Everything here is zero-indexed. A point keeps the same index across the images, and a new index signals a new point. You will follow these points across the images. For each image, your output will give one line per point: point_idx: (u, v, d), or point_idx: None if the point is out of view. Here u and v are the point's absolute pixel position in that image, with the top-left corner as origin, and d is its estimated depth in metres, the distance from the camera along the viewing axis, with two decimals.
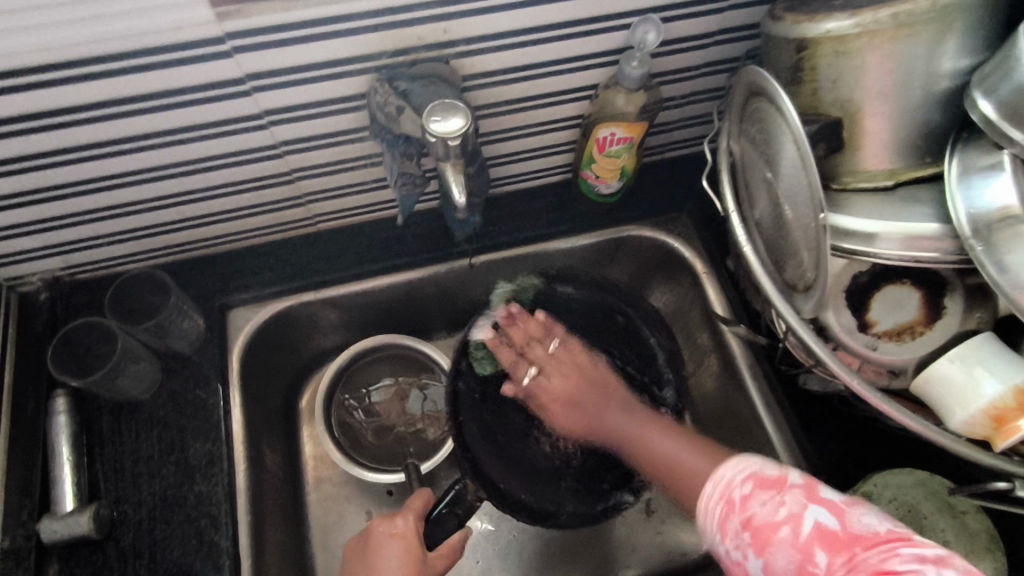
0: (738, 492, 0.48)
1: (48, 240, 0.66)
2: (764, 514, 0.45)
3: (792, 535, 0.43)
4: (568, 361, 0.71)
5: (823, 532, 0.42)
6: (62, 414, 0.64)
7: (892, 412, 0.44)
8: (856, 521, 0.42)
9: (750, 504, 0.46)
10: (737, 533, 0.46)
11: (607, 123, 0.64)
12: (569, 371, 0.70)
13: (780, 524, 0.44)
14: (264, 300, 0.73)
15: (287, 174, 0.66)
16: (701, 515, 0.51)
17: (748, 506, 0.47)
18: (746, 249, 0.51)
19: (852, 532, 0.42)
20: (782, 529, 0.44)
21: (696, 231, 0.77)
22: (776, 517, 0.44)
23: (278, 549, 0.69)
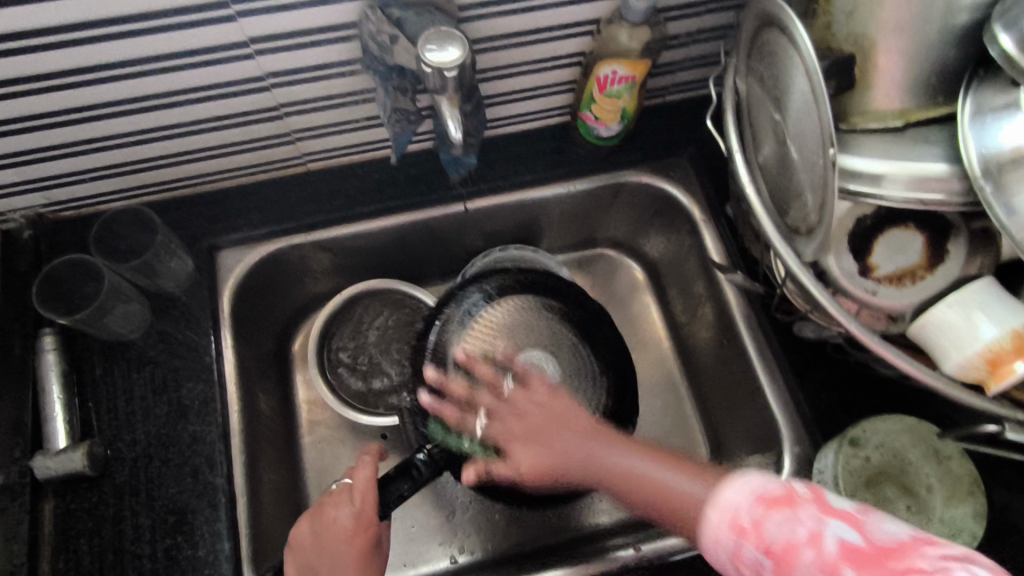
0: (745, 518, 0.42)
1: (27, 174, 0.63)
2: (782, 534, 0.40)
3: (816, 554, 0.38)
4: (546, 402, 0.58)
5: (850, 548, 0.38)
6: (51, 352, 0.63)
7: (887, 354, 0.44)
8: (876, 527, 0.39)
9: (766, 527, 0.40)
10: (756, 564, 0.41)
11: (608, 61, 0.62)
12: (549, 405, 0.58)
13: (801, 544, 0.39)
14: (254, 241, 0.71)
15: (274, 108, 0.63)
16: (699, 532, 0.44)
17: (762, 531, 0.41)
18: (749, 190, 0.50)
19: (878, 543, 0.38)
20: (804, 552, 0.39)
21: (694, 177, 0.76)
22: (796, 538, 0.39)
23: (273, 488, 0.70)
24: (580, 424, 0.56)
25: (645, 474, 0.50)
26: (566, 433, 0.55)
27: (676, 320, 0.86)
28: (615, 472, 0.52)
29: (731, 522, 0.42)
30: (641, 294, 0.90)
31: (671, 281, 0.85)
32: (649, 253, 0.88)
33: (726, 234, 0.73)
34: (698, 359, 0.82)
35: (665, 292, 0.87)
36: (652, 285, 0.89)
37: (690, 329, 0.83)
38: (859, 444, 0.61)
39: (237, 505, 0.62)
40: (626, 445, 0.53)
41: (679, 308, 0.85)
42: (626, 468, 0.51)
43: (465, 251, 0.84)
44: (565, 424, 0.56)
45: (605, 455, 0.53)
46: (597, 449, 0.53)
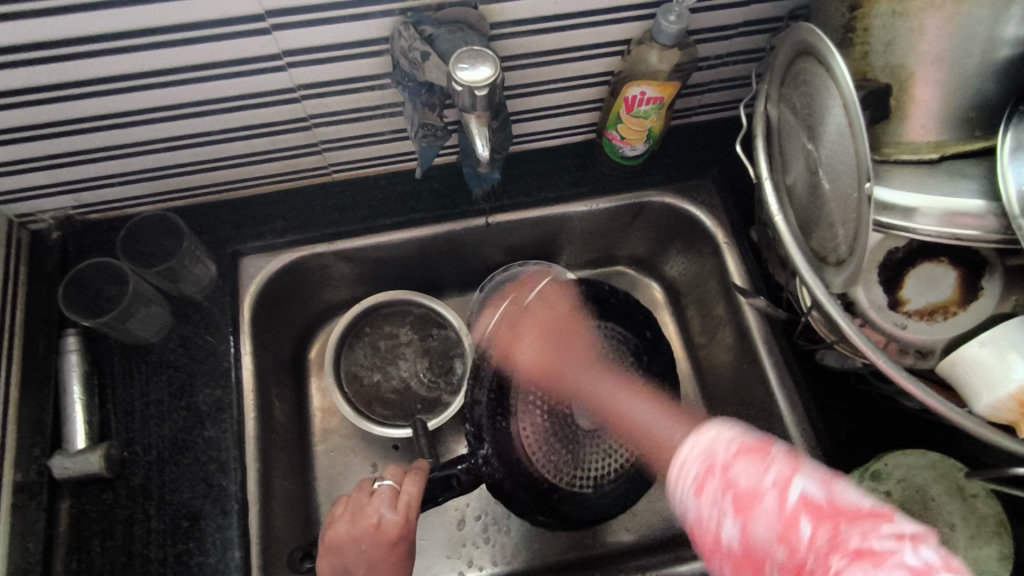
0: (722, 456, 0.49)
1: (59, 177, 0.64)
2: (749, 480, 0.46)
3: (777, 503, 0.44)
4: (599, 410, 0.68)
5: (810, 503, 0.43)
6: (73, 353, 0.63)
7: (918, 393, 0.43)
8: (843, 493, 0.43)
9: (734, 470, 0.47)
10: (716, 494, 0.47)
11: (637, 81, 0.62)
12: (602, 410, 0.69)
13: (766, 491, 0.45)
14: (276, 248, 0.72)
15: (303, 119, 0.64)
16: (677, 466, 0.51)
17: (731, 472, 0.47)
18: (778, 218, 0.49)
19: (835, 503, 0.42)
20: (766, 496, 0.44)
21: (718, 199, 0.75)
22: (762, 482, 0.45)
23: (285, 496, 0.70)
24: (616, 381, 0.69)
25: (623, 408, 0.69)
26: (589, 370, 0.69)
27: (694, 342, 0.85)
28: (640, 424, 0.69)
29: (703, 462, 0.50)
30: (659, 313, 0.89)
31: (690, 302, 0.85)
32: (668, 272, 0.87)
33: (750, 258, 0.72)
34: (715, 382, 0.81)
35: (684, 313, 0.87)
36: (671, 306, 0.89)
37: (709, 352, 0.82)
38: (880, 478, 0.60)
39: (250, 513, 0.62)
40: (650, 403, 0.69)
41: (698, 330, 0.84)
42: (610, 396, 0.69)
43: (484, 264, 0.84)
44: (567, 359, 0.68)
45: (631, 406, 0.69)
46: (621, 402, 0.69)
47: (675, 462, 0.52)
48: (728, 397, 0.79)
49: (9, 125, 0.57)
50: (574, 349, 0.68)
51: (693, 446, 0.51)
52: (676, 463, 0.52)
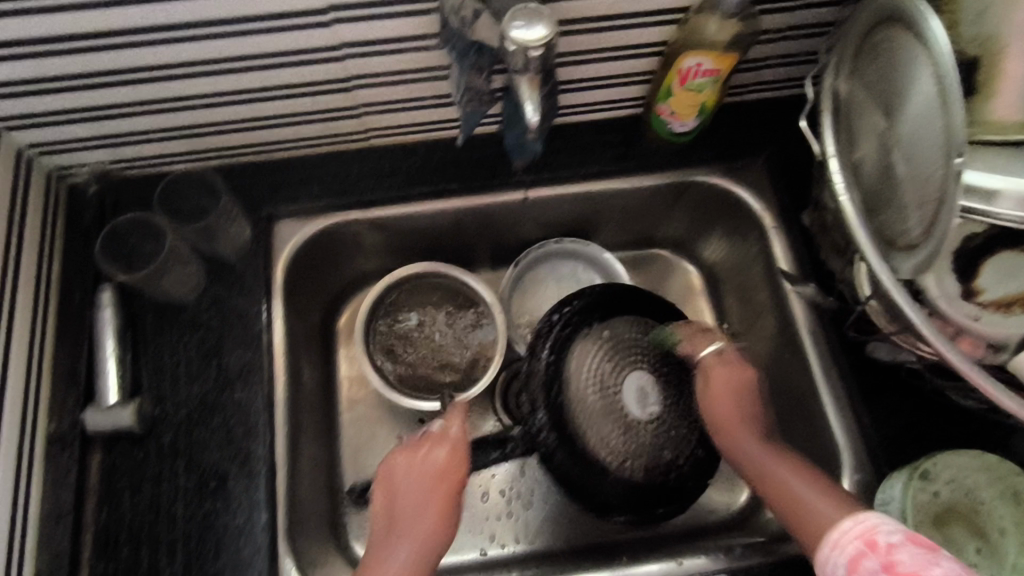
0: (884, 537, 0.46)
1: (98, 130, 0.64)
2: (912, 564, 0.43)
3: None
4: (761, 473, 0.59)
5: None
6: (107, 308, 0.63)
7: (985, 384, 0.40)
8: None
9: (897, 551, 0.45)
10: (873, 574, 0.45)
11: (694, 52, 0.59)
12: (766, 479, 0.58)
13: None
14: (311, 213, 0.71)
15: (345, 79, 0.62)
16: (829, 543, 0.49)
17: (894, 552, 0.45)
18: (844, 198, 0.46)
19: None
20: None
21: (768, 182, 0.72)
22: (924, 571, 0.43)
23: (311, 463, 0.69)
24: (781, 462, 0.58)
25: (784, 483, 0.57)
26: (754, 437, 0.61)
27: (731, 330, 0.83)
28: (804, 500, 0.54)
29: (861, 540, 0.47)
30: (696, 299, 0.87)
31: (730, 289, 0.82)
32: (708, 257, 0.84)
33: (799, 244, 0.70)
34: None
35: (722, 299, 0.84)
36: (709, 291, 0.86)
37: (747, 341, 0.80)
38: (928, 478, 0.57)
39: (277, 477, 0.61)
40: (816, 482, 0.55)
41: (736, 317, 0.82)
42: (765, 460, 0.59)
43: (519, 240, 0.82)
44: (730, 421, 0.62)
45: (793, 484, 0.56)
46: (782, 478, 0.57)
47: (831, 531, 0.50)
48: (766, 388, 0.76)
49: (50, 74, 0.56)
50: (727, 392, 0.63)
51: (845, 528, 0.49)
52: (828, 543, 0.49)
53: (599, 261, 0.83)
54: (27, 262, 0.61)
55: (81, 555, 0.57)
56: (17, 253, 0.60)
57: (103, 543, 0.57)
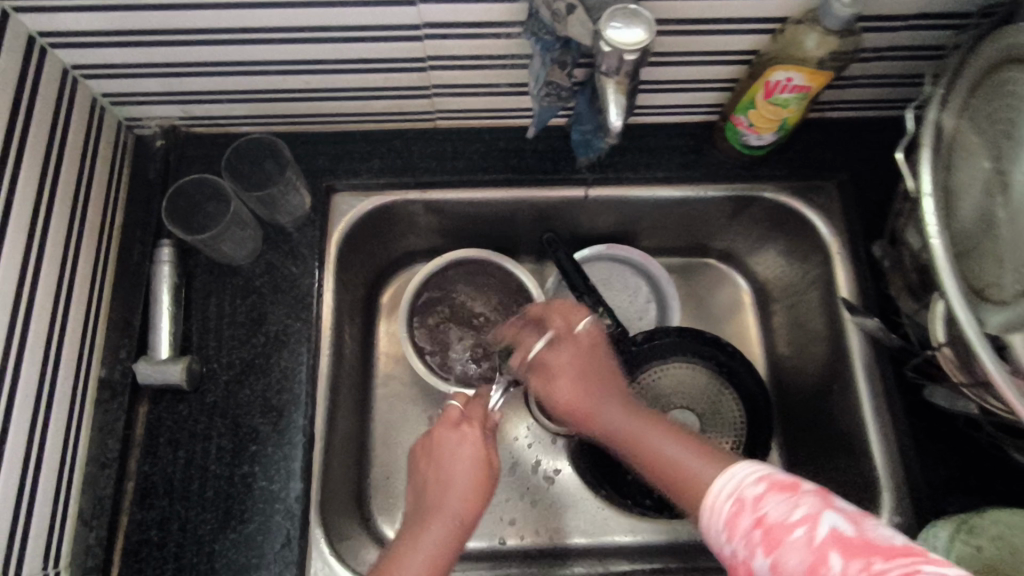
0: (750, 492, 0.44)
1: (172, 86, 0.64)
2: (776, 514, 0.41)
3: (806, 535, 0.39)
4: (642, 424, 0.57)
5: (841, 537, 0.38)
6: (166, 264, 0.64)
7: None
8: (874, 529, 0.39)
9: (762, 504, 0.42)
10: (745, 531, 0.42)
11: (785, 65, 0.56)
12: (648, 429, 0.57)
13: (792, 526, 0.40)
14: (369, 189, 0.70)
15: (421, 59, 0.61)
16: (705, 513, 0.46)
17: (761, 505, 0.43)
18: (935, 239, 0.44)
19: (868, 538, 0.38)
20: (794, 530, 0.40)
21: (839, 205, 0.70)
22: (789, 518, 0.40)
23: (345, 436, 0.70)
24: (662, 425, 0.57)
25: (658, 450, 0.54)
26: (618, 401, 0.61)
27: (777, 350, 0.81)
28: (670, 459, 0.53)
29: (731, 496, 0.45)
30: (743, 313, 0.85)
31: (780, 309, 0.80)
32: (759, 273, 0.83)
33: (864, 275, 0.67)
34: (793, 396, 0.78)
35: (771, 317, 0.82)
36: (758, 307, 0.84)
37: (793, 365, 0.78)
38: (974, 532, 0.56)
39: (313, 449, 0.62)
40: (684, 440, 0.54)
41: (783, 338, 0.80)
42: (624, 425, 0.58)
43: (573, 236, 0.81)
44: (585, 391, 0.62)
45: (661, 448, 0.54)
46: (654, 442, 0.55)
47: (706, 497, 0.47)
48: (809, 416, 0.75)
49: (134, 27, 0.56)
50: (584, 350, 0.65)
51: (723, 485, 0.46)
52: (705, 505, 0.46)
53: (643, 267, 0.82)
54: (94, 211, 0.62)
55: (122, 502, 0.59)
56: (86, 203, 0.61)
57: (143, 492, 0.59)
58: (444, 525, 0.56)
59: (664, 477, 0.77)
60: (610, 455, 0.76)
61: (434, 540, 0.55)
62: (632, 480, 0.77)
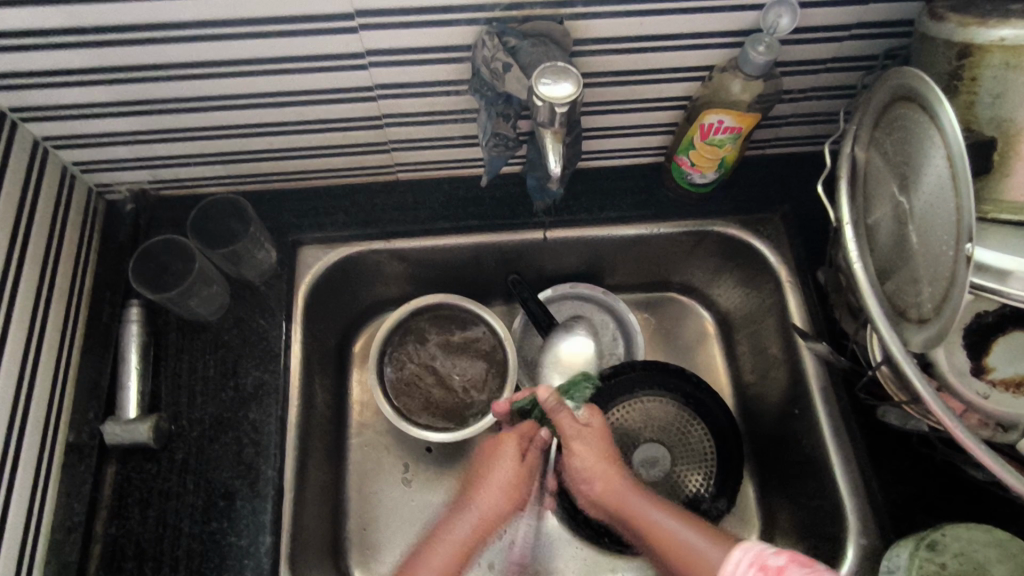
0: None
1: (140, 153, 0.67)
2: None
3: None
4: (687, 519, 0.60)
5: None
6: (134, 323, 0.66)
7: (976, 450, 0.40)
8: None
9: None
10: None
11: (716, 109, 0.60)
12: (686, 523, 0.59)
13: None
14: (335, 241, 0.73)
15: (377, 118, 0.64)
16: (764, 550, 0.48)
17: None
18: (857, 266, 0.47)
19: None
20: None
21: (786, 236, 0.73)
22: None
23: (318, 486, 0.70)
24: (692, 520, 0.60)
25: (664, 527, 0.60)
26: (646, 497, 0.63)
27: (743, 378, 0.83)
28: (678, 545, 0.58)
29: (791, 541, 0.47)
30: (708, 344, 0.87)
31: (743, 337, 0.83)
32: (721, 304, 0.85)
33: (813, 301, 0.70)
34: (761, 422, 0.80)
35: (734, 346, 0.85)
36: (721, 337, 0.87)
37: (758, 391, 0.80)
38: (935, 548, 0.57)
39: (283, 501, 0.62)
40: (694, 528, 0.59)
41: (748, 366, 0.82)
42: (661, 521, 0.61)
43: (537, 277, 0.84)
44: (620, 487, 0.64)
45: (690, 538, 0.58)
46: (679, 536, 0.58)
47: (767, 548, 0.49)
48: (777, 442, 0.76)
49: (99, 100, 0.59)
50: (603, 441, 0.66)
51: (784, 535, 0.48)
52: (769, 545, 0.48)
53: (609, 304, 0.84)
54: (63, 275, 0.64)
55: (89, 566, 0.58)
56: (55, 267, 0.63)
57: (111, 555, 0.59)
58: (464, 529, 0.65)
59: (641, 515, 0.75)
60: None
61: (445, 549, 0.63)
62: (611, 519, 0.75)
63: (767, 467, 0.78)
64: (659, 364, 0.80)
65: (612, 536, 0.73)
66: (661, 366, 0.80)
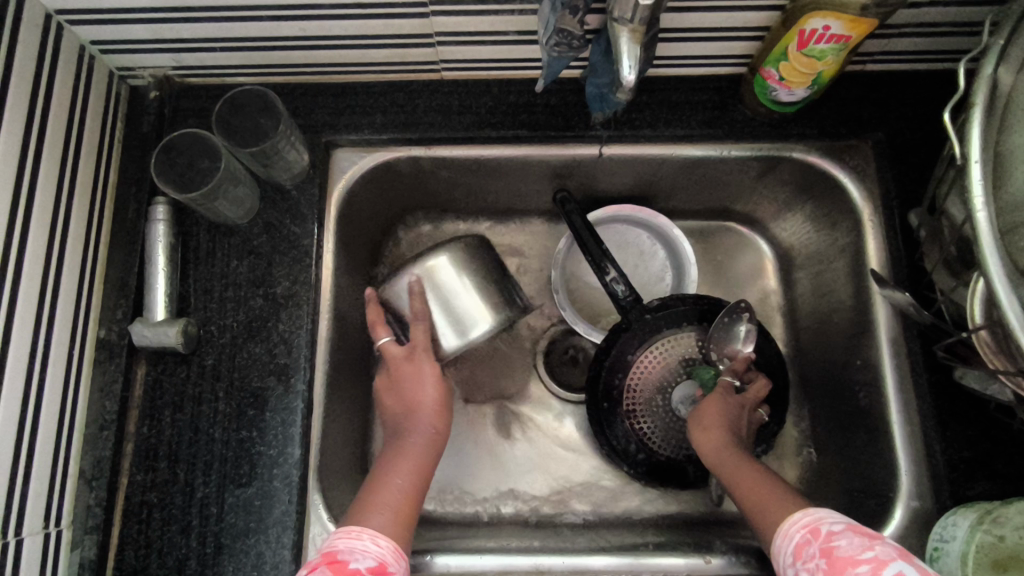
0: (827, 527, 0.47)
1: (162, 33, 0.60)
2: (846, 549, 0.44)
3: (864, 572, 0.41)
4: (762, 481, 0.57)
5: None
6: (161, 223, 0.62)
7: None
8: None
9: (835, 538, 0.45)
10: (812, 559, 0.46)
11: (824, 12, 0.50)
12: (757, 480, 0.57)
13: (858, 562, 0.42)
14: (371, 144, 0.67)
15: (423, 5, 0.56)
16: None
17: (833, 539, 0.46)
18: (981, 214, 0.39)
19: None
20: (858, 564, 0.42)
21: (876, 168, 0.65)
22: (859, 555, 0.43)
23: (348, 398, 0.69)
24: (763, 476, 0.57)
25: (762, 497, 0.55)
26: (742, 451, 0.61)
27: (798, 319, 0.78)
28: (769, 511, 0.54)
29: (806, 528, 0.48)
30: (764, 280, 0.81)
31: (804, 276, 0.76)
32: (784, 239, 0.78)
33: (898, 245, 0.62)
34: (813, 367, 0.75)
35: (793, 284, 0.78)
36: (780, 274, 0.80)
37: (814, 335, 0.75)
38: (999, 522, 0.52)
39: (311, 414, 0.61)
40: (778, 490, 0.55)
41: (805, 307, 0.76)
42: (742, 468, 0.59)
43: (586, 196, 0.77)
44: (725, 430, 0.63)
45: (760, 494, 0.55)
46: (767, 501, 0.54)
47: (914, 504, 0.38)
48: (829, 390, 0.72)
49: None
50: (723, 424, 0.64)
51: (803, 519, 0.50)
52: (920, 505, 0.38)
53: (662, 231, 0.78)
54: (86, 166, 0.60)
55: (122, 462, 0.59)
56: (76, 156, 0.59)
57: (144, 452, 0.59)
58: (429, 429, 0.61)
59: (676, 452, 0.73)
60: (617, 427, 0.73)
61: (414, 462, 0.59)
62: (645, 452, 0.73)
63: (814, 414, 0.74)
64: (708, 298, 0.74)
65: (644, 468, 0.73)
66: (710, 301, 0.73)
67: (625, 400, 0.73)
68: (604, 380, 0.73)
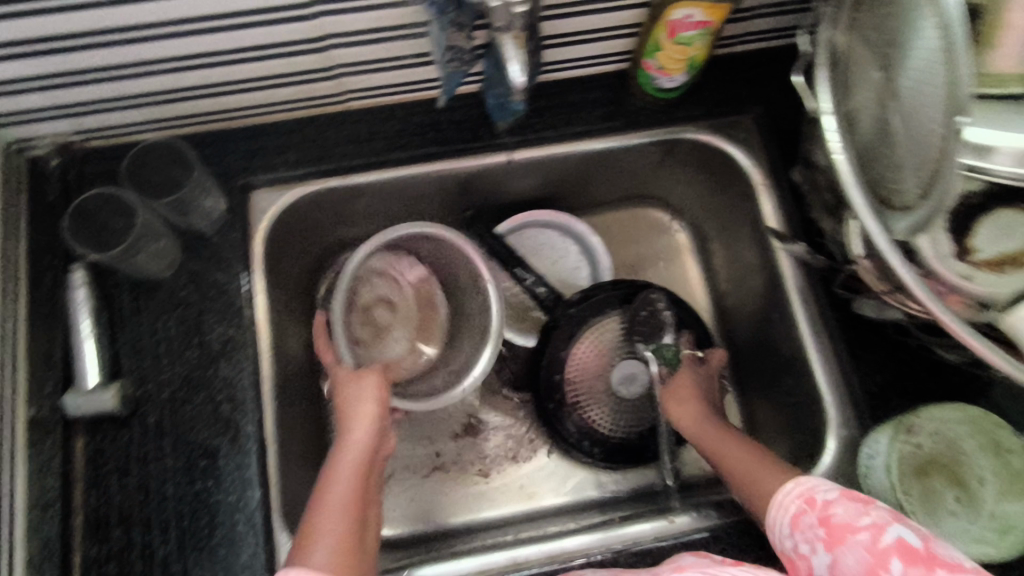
0: (823, 497, 0.48)
1: (57, 98, 0.60)
2: (845, 517, 0.45)
3: (870, 539, 0.43)
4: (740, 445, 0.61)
5: (906, 546, 0.42)
6: (81, 288, 0.61)
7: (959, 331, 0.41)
8: (942, 547, 0.42)
9: (832, 506, 0.47)
10: (810, 529, 0.47)
11: (685, 2, 0.57)
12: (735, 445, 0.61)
13: (859, 528, 0.44)
14: (287, 180, 0.68)
15: (318, 39, 0.59)
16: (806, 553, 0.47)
17: (830, 507, 0.47)
18: None
19: (934, 553, 0.41)
20: (860, 533, 0.44)
21: (759, 137, 0.71)
22: (858, 522, 0.45)
23: (301, 435, 0.69)
24: (742, 442, 0.61)
25: (741, 460, 0.59)
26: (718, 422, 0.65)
27: (719, 287, 0.83)
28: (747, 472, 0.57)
29: (801, 498, 0.50)
30: (683, 257, 0.87)
31: (717, 246, 0.82)
32: (693, 215, 0.84)
33: (789, 203, 0.69)
34: (739, 328, 0.80)
35: (709, 255, 0.84)
36: (696, 249, 0.86)
37: (735, 299, 0.80)
38: (912, 431, 0.59)
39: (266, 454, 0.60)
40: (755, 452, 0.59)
41: (723, 275, 0.82)
42: (719, 437, 0.63)
43: (506, 203, 0.80)
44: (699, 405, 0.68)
45: (739, 458, 0.60)
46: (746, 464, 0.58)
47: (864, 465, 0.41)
48: (756, 346, 0.77)
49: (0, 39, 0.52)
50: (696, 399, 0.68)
51: (793, 488, 0.51)
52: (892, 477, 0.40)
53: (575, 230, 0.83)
54: None
55: (72, 539, 0.56)
56: None
57: (95, 523, 0.57)
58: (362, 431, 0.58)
59: (626, 433, 0.76)
60: (567, 421, 0.76)
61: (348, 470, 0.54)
62: (597, 439, 0.76)
63: (748, 371, 0.80)
64: (625, 283, 0.78)
65: (599, 455, 0.76)
66: (627, 285, 0.78)
67: (568, 394, 0.76)
68: (544, 379, 0.76)
